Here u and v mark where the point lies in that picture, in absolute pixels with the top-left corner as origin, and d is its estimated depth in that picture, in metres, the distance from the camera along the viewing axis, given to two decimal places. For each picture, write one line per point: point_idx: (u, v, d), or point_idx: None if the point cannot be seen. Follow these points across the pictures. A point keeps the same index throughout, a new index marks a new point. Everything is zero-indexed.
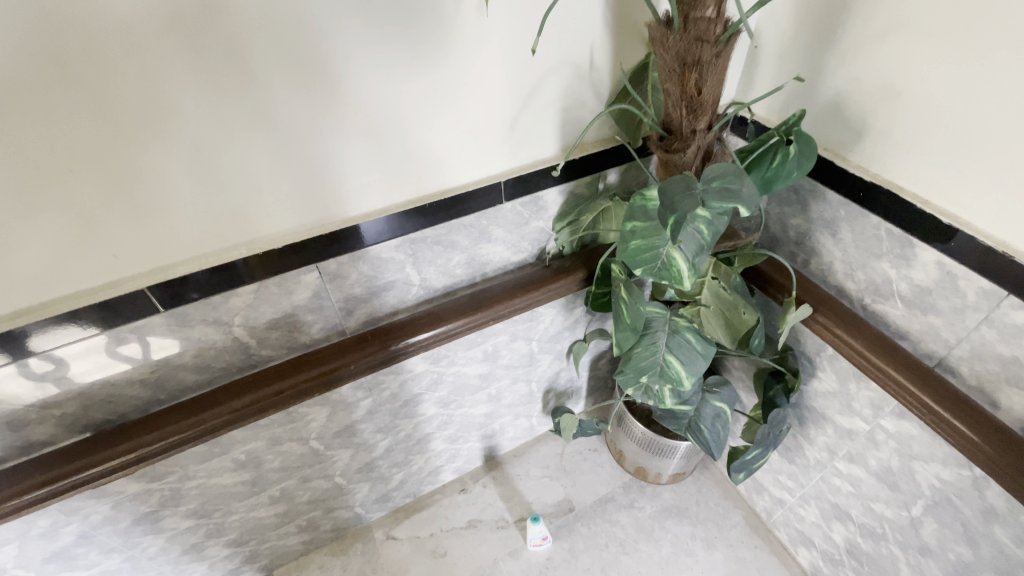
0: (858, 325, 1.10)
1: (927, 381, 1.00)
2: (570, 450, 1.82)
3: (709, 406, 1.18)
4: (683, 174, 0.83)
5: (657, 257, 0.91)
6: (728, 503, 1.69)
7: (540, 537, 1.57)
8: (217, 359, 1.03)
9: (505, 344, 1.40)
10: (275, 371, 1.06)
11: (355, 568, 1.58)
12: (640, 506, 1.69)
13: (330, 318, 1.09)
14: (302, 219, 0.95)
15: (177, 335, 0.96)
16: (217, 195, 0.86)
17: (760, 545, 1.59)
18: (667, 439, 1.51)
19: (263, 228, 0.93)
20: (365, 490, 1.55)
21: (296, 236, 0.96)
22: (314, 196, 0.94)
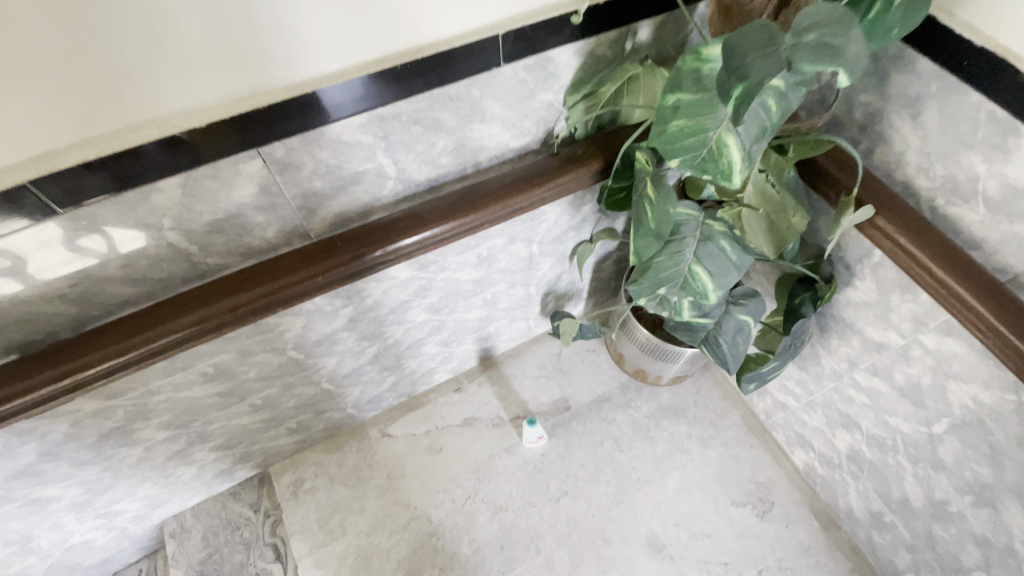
0: (928, 234, 0.91)
1: (1002, 305, 0.84)
2: (568, 351, 1.73)
3: (734, 320, 1.03)
4: (764, 21, 0.58)
5: (703, 143, 0.70)
6: (726, 403, 1.65)
7: (538, 438, 1.55)
8: (157, 268, 0.86)
9: (502, 247, 1.23)
10: (228, 283, 0.89)
11: (352, 463, 1.56)
12: (637, 405, 1.64)
13: (287, 218, 0.89)
14: (231, 87, 0.71)
15: (115, 237, 0.78)
16: (99, 51, 0.61)
17: (755, 444, 1.58)
18: (671, 345, 1.41)
19: (177, 101, 0.69)
20: (357, 393, 1.48)
21: (224, 111, 0.72)
22: (241, 53, 0.68)
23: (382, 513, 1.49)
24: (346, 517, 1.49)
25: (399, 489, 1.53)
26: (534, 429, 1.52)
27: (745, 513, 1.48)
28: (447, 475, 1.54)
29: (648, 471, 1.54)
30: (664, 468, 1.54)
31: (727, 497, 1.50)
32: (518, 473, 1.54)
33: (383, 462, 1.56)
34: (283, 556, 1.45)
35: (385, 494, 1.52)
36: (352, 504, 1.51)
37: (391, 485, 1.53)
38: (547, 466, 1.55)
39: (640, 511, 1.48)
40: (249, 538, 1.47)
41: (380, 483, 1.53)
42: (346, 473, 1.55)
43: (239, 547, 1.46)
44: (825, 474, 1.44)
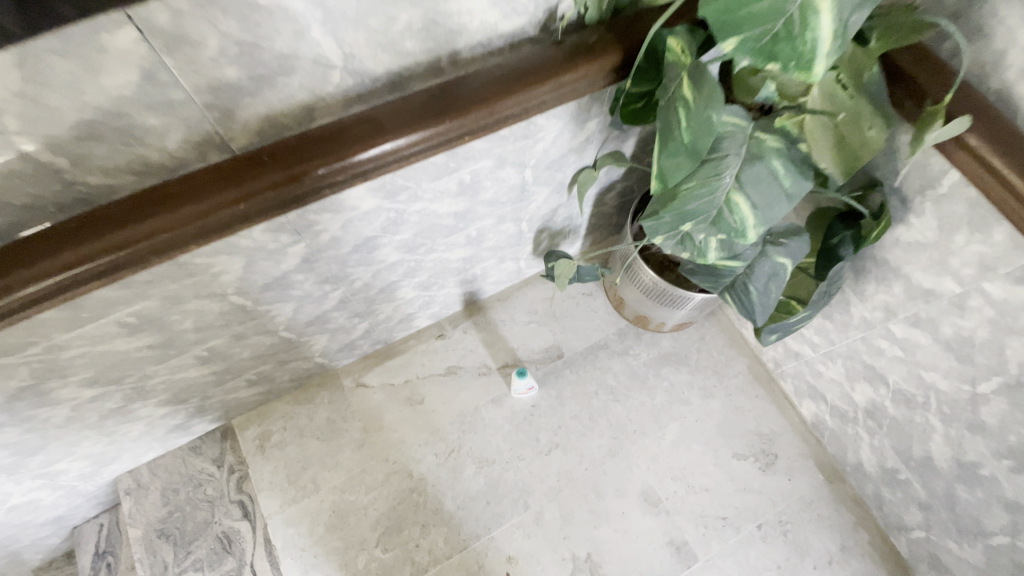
0: None
1: None
2: (561, 294, 1.56)
3: (771, 263, 0.85)
4: None
5: (779, 14, 0.54)
6: (732, 351, 1.50)
7: (527, 389, 1.39)
8: (22, 191, 0.64)
9: (488, 172, 1.01)
10: (118, 210, 0.67)
11: (323, 416, 1.42)
12: (635, 353, 1.48)
13: (194, 124, 0.66)
14: None
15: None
16: None
17: (760, 394, 1.45)
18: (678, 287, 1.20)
19: None
20: (323, 342, 1.31)
21: None
22: None
23: (356, 468, 1.36)
24: (317, 473, 1.36)
25: (377, 443, 1.39)
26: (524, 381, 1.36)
27: (749, 467, 1.38)
28: (427, 429, 1.40)
29: (646, 423, 1.41)
30: (662, 419, 1.41)
31: (728, 450, 1.39)
32: (507, 426, 1.40)
33: (358, 412, 1.42)
34: (251, 514, 1.33)
35: (361, 448, 1.38)
36: (324, 459, 1.37)
37: (367, 439, 1.39)
38: (537, 418, 1.41)
39: (637, 465, 1.36)
40: (213, 495, 1.35)
41: (355, 437, 1.39)
42: (315, 426, 1.41)
43: (203, 505, 1.34)
44: (835, 427, 1.34)
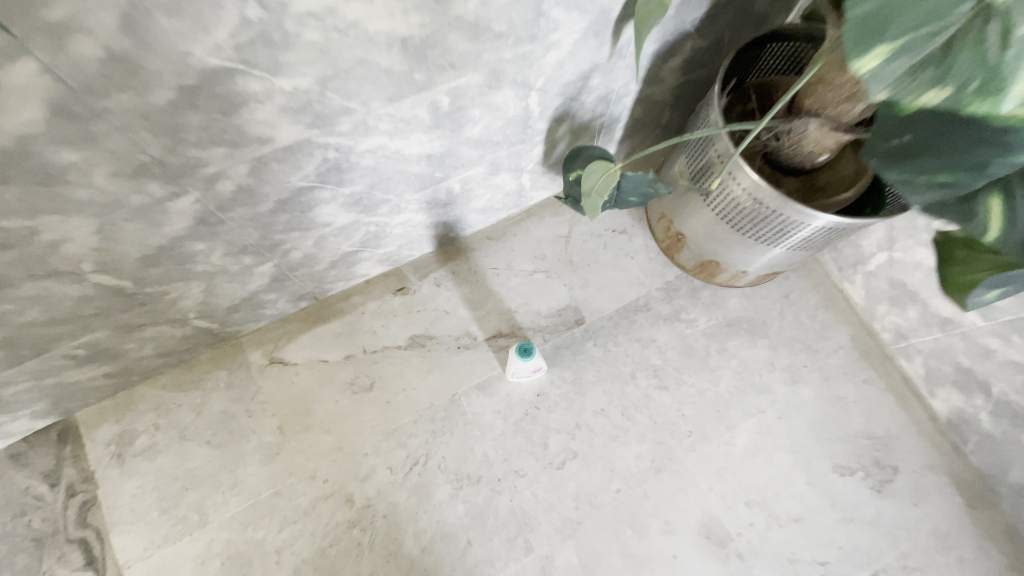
0: None
1: None
2: (580, 231, 1.05)
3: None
4: None
5: None
6: (829, 316, 1.02)
7: (532, 372, 0.90)
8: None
9: None
10: None
11: (218, 410, 0.91)
12: (690, 318, 1.00)
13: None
14: None
15: None
16: None
17: (870, 379, 0.99)
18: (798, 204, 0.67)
19: None
20: (198, 296, 0.80)
21: None
22: None
23: (267, 488, 0.87)
24: (205, 496, 0.87)
25: (299, 450, 0.89)
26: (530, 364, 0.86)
27: (857, 487, 0.93)
28: (376, 429, 0.91)
29: (707, 422, 0.94)
30: (730, 416, 0.95)
31: (826, 462, 0.94)
32: (499, 426, 0.92)
33: (270, 403, 0.91)
34: (99, 562, 0.84)
35: (274, 460, 0.89)
36: (216, 476, 0.88)
37: (284, 445, 0.89)
38: (546, 413, 0.93)
39: (695, 484, 0.90)
40: (41, 531, 0.85)
41: (266, 442, 0.89)
42: (202, 424, 0.90)
43: (24, 547, 0.84)
44: (994, 430, 0.90)
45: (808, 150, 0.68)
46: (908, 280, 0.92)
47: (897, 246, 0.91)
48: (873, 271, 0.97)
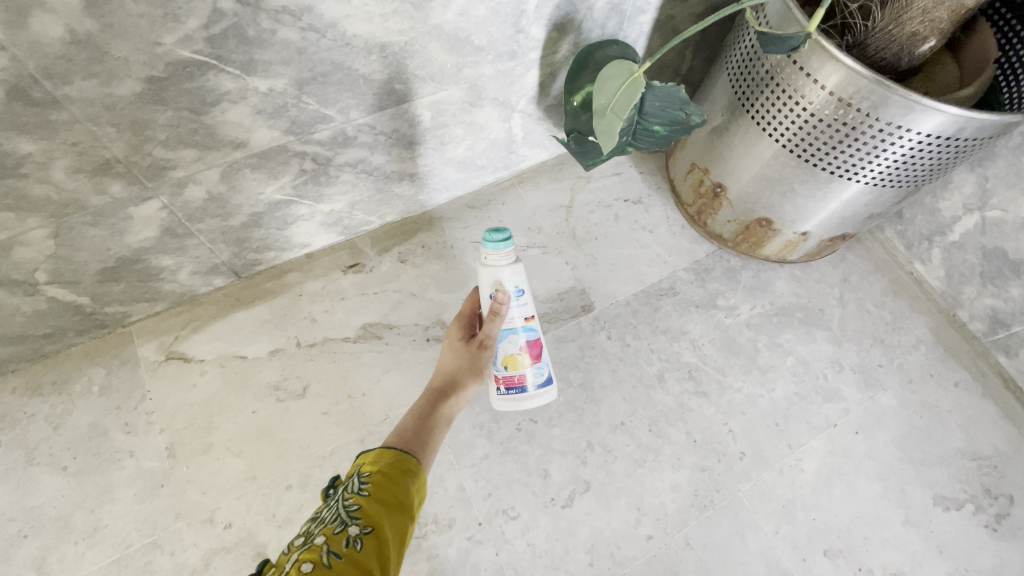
0: None
1: None
2: (585, 199, 0.84)
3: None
4: None
5: None
6: (901, 303, 0.81)
7: (528, 347, 0.58)
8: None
9: None
10: None
11: (83, 424, 0.65)
12: (728, 305, 0.78)
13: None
14: None
15: None
16: None
17: (965, 383, 0.76)
18: (908, 97, 0.48)
19: None
20: (46, 248, 0.54)
21: None
22: None
23: (140, 538, 0.60)
24: (50, 547, 0.59)
25: (192, 482, 0.62)
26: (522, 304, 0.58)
27: (975, 529, 0.67)
28: (307, 452, 0.65)
29: (762, 439, 0.70)
30: (791, 430, 0.71)
31: (924, 492, 0.69)
32: (481, 447, 0.67)
33: (158, 415, 0.65)
34: None
35: (155, 495, 0.62)
36: (68, 519, 0.60)
37: (172, 475, 0.63)
38: (545, 428, 0.68)
39: (754, 527, 0.65)
40: None
41: (146, 469, 0.63)
42: (59, 443, 0.64)
43: None
44: None
45: (910, 32, 0.49)
46: (1009, 247, 0.71)
47: (992, 202, 0.70)
48: (956, 241, 0.76)
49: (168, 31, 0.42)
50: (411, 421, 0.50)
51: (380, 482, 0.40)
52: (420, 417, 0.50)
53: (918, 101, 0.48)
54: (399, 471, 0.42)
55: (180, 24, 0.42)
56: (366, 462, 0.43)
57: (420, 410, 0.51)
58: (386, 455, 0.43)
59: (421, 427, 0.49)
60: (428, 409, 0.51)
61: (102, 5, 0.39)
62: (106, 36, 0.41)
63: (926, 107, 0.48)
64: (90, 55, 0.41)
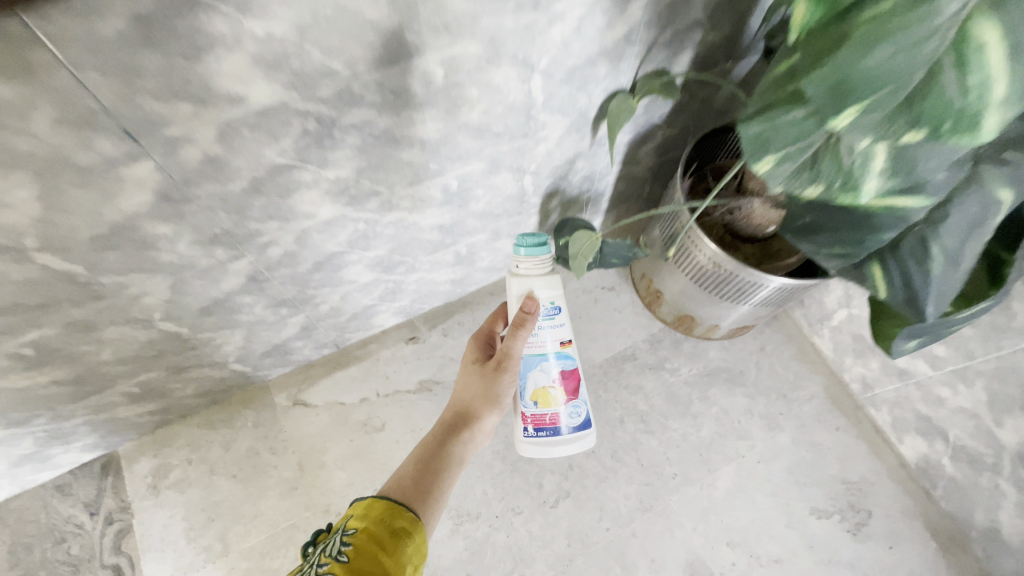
0: None
1: None
2: (574, 287, 1.17)
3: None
4: None
5: None
6: (803, 367, 1.12)
7: (559, 384, 0.78)
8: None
9: (474, 68, 0.62)
10: None
11: (243, 447, 1.01)
12: (674, 368, 1.10)
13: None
14: None
15: None
16: None
17: (843, 427, 1.06)
18: (751, 271, 0.80)
19: None
20: (238, 343, 0.90)
21: None
22: None
23: (284, 521, 0.95)
24: (228, 526, 0.95)
25: (315, 486, 0.98)
26: (557, 317, 0.78)
27: (837, 531, 0.98)
28: (385, 468, 0.99)
29: (690, 464, 1.02)
30: (712, 459, 1.02)
31: (803, 505, 1.00)
32: (497, 466, 1.01)
33: (291, 442, 1.01)
34: None
35: (292, 493, 0.97)
36: (238, 508, 0.96)
37: (301, 481, 0.98)
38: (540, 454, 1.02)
39: (680, 525, 0.97)
40: (79, 557, 0.94)
41: (285, 477, 0.98)
42: (229, 460, 1.00)
43: (63, 571, 0.93)
44: (958, 477, 0.95)
45: (758, 223, 0.81)
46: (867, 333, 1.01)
47: (855, 303, 1.01)
48: (837, 325, 1.07)
49: (328, 241, 0.77)
50: (412, 477, 0.67)
51: (358, 548, 0.53)
52: (419, 472, 0.68)
53: (756, 274, 0.80)
54: (379, 539, 0.55)
55: (334, 236, 0.77)
56: (353, 525, 0.56)
57: (422, 465, 0.70)
58: (374, 517, 0.58)
59: (417, 483, 0.66)
60: (428, 459, 0.71)
61: (300, 237, 0.74)
62: (298, 248, 0.76)
63: (762, 276, 0.80)
64: (288, 257, 0.76)
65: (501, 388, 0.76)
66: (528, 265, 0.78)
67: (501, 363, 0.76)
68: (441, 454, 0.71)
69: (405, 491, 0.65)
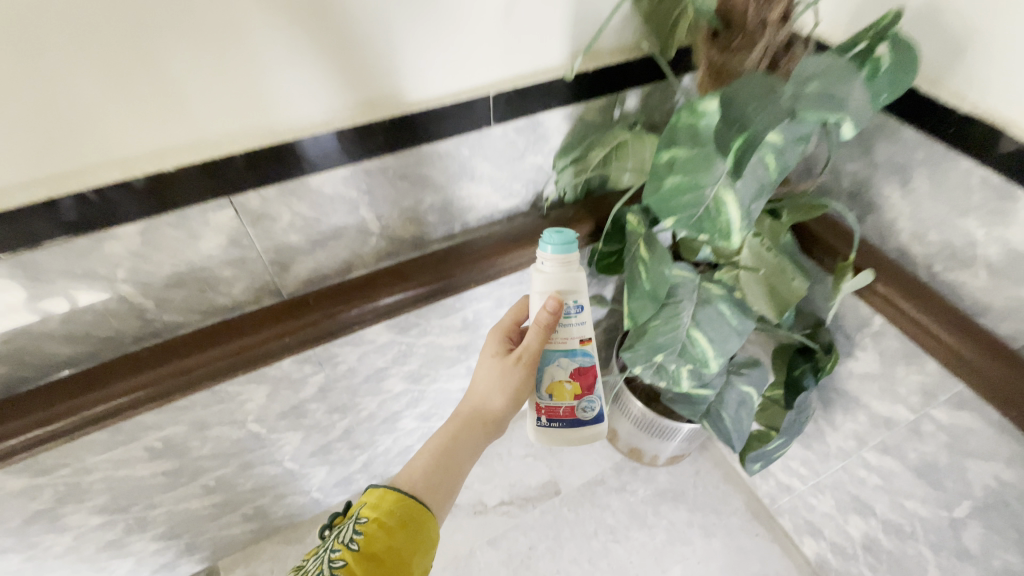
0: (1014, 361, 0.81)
1: None
2: None
3: (770, 331, 1.15)
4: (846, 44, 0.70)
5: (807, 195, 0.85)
6: (728, 486, 1.53)
7: (574, 379, 0.87)
8: (38, 347, 0.74)
9: (488, 311, 1.16)
10: (252, 319, 0.84)
11: None
12: (632, 489, 1.51)
13: (256, 269, 0.81)
14: (184, 140, 0.65)
15: (82, 292, 0.71)
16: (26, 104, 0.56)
17: (761, 532, 1.44)
18: (670, 422, 1.34)
19: (123, 143, 0.63)
20: (324, 475, 1.33)
21: (174, 160, 0.66)
22: (189, 105, 0.63)
23: None
24: None
25: None
26: (577, 316, 0.85)
27: None
28: None
29: (648, 566, 1.39)
30: (663, 561, 1.40)
31: None
32: None
33: None
34: None
35: None
36: None
37: None
38: (535, 560, 1.40)
39: None
40: None
41: None
42: None
43: None
44: (841, 567, 1.30)
45: None
46: None
47: None
48: None
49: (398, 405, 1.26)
50: (427, 467, 0.77)
51: (365, 538, 0.66)
52: (434, 462, 0.78)
53: (674, 424, 1.33)
54: (383, 530, 0.68)
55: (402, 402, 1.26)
56: (365, 512, 0.70)
57: (437, 454, 0.79)
58: (382, 508, 0.70)
59: (430, 473, 0.77)
60: (441, 452, 0.79)
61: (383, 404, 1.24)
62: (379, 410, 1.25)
63: (677, 425, 1.33)
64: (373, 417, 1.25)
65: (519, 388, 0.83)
66: (553, 265, 0.83)
67: (520, 358, 0.83)
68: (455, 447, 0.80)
69: (418, 480, 0.76)
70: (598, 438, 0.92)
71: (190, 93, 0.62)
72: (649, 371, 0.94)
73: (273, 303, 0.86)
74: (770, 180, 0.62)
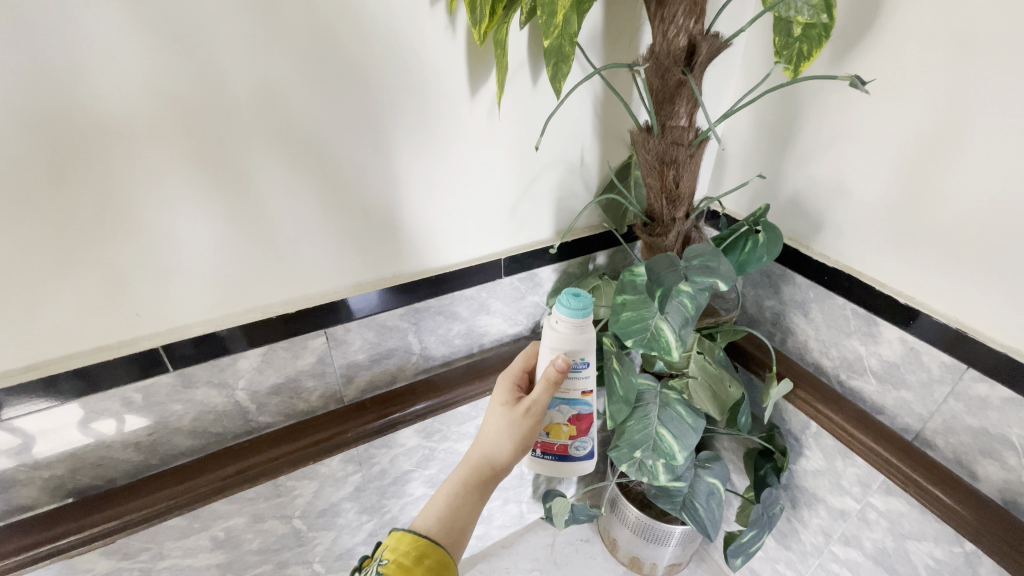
0: (904, 449, 1.04)
1: (976, 500, 0.95)
2: (561, 540, 1.75)
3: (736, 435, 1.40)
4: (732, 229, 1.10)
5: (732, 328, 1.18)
6: None
7: (571, 424, 1.05)
8: (169, 439, 1.01)
9: None
10: (316, 423, 1.10)
11: None
12: None
13: (331, 381, 1.11)
14: (298, 291, 1.02)
15: (180, 398, 0.97)
16: (214, 275, 0.92)
17: None
18: (665, 525, 1.47)
19: (262, 295, 0.99)
20: None
21: (292, 304, 1.02)
22: (304, 270, 1.00)
23: None
24: None
25: None
26: (583, 371, 1.00)
27: None
28: None
29: None
30: None
31: None
32: None
33: None
34: None
35: None
36: None
37: None
38: None
39: None
40: None
41: None
42: None
43: None
44: None
45: None
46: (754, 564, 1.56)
47: None
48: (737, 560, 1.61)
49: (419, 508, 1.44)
50: (444, 515, 0.91)
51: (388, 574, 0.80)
52: (449, 509, 0.92)
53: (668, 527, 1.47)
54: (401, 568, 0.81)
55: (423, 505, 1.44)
56: (387, 554, 0.83)
57: (451, 501, 0.93)
58: (400, 550, 0.83)
59: (446, 519, 0.90)
60: (454, 500, 0.93)
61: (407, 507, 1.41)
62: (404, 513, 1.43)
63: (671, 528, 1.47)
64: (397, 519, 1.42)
65: (523, 438, 0.98)
66: (565, 326, 0.97)
67: (529, 410, 0.98)
68: (466, 495, 0.94)
69: (435, 527, 0.89)
70: (583, 471, 1.12)
71: (305, 263, 1.00)
72: (632, 467, 1.13)
73: (328, 411, 1.14)
74: (692, 314, 0.91)
